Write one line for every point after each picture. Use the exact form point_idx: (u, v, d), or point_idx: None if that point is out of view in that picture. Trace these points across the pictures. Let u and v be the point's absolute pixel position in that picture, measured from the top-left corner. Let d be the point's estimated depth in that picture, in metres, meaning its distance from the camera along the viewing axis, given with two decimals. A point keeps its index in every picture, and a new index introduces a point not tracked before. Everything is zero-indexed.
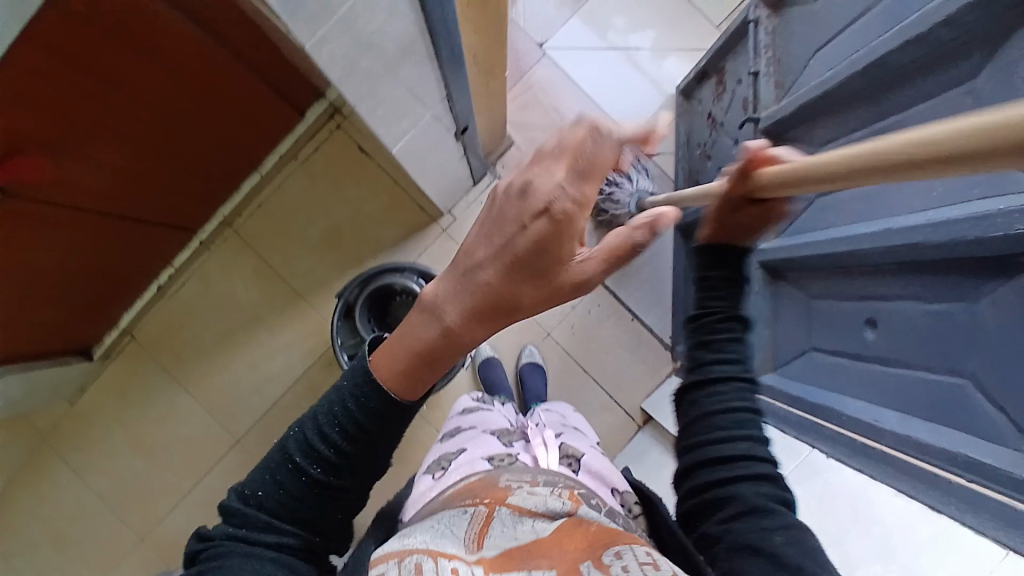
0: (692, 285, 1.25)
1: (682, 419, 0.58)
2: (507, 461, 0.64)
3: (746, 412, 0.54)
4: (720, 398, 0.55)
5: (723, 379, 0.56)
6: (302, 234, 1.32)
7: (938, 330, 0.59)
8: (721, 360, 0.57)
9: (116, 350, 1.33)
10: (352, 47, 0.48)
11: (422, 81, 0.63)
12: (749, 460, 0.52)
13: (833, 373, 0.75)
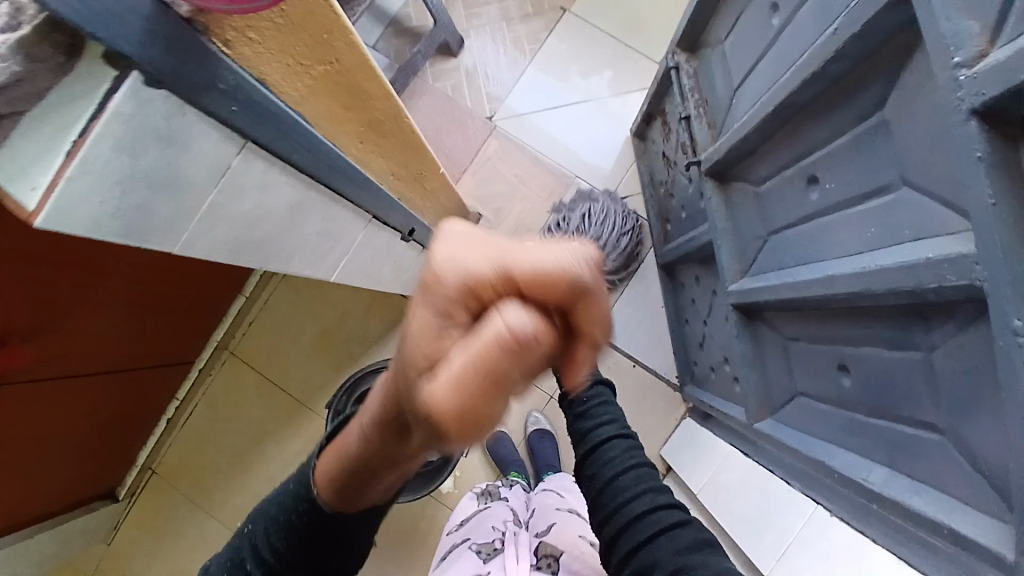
0: (685, 323, 1.21)
1: (592, 479, 0.62)
2: None
3: (642, 472, 0.60)
4: (615, 471, 0.61)
5: (614, 455, 0.62)
6: (295, 345, 1.35)
7: (903, 377, 0.54)
8: (608, 440, 0.64)
9: (140, 487, 1.36)
10: (227, 228, 0.50)
11: (331, 217, 0.65)
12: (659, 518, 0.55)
13: (820, 418, 0.71)
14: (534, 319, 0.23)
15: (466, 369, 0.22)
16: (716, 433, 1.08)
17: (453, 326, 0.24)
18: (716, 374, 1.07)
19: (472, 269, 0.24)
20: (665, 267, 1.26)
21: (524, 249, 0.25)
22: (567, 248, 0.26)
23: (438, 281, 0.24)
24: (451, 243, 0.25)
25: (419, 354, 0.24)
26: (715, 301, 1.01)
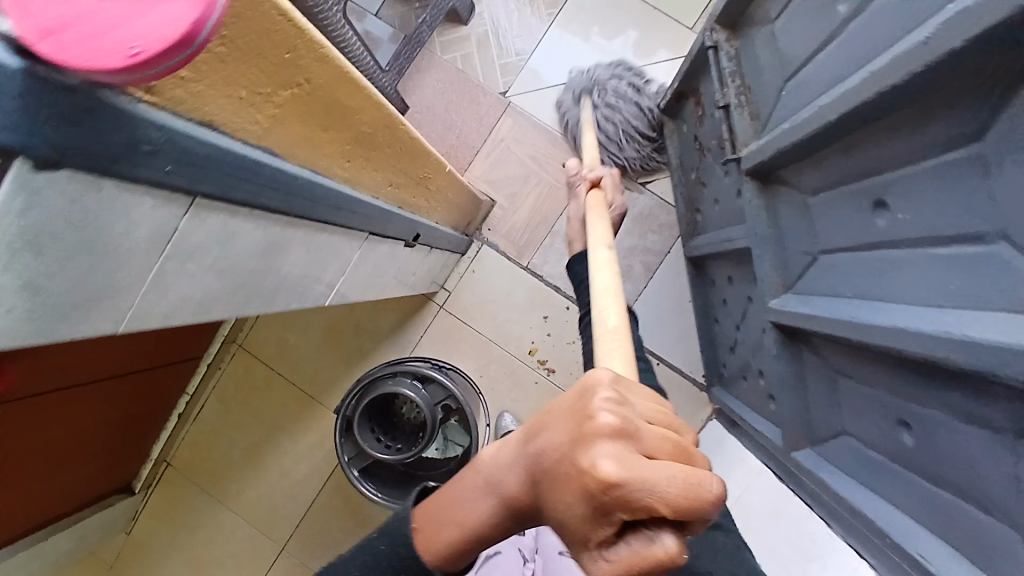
0: (715, 321, 1.12)
1: None
2: None
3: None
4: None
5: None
6: (302, 338, 1.30)
7: (984, 459, 0.47)
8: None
9: (156, 479, 1.36)
10: (193, 289, 0.43)
11: (316, 246, 0.57)
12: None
13: (876, 470, 0.64)
14: (681, 549, 0.28)
15: (623, 574, 0.28)
16: (743, 444, 1.01)
17: (613, 536, 0.28)
18: (748, 384, 0.99)
19: (632, 500, 0.27)
20: (694, 260, 1.16)
21: (674, 485, 0.27)
22: (707, 480, 0.29)
23: (596, 493, 0.27)
24: (612, 472, 0.27)
25: (575, 533, 0.29)
26: (751, 308, 0.92)
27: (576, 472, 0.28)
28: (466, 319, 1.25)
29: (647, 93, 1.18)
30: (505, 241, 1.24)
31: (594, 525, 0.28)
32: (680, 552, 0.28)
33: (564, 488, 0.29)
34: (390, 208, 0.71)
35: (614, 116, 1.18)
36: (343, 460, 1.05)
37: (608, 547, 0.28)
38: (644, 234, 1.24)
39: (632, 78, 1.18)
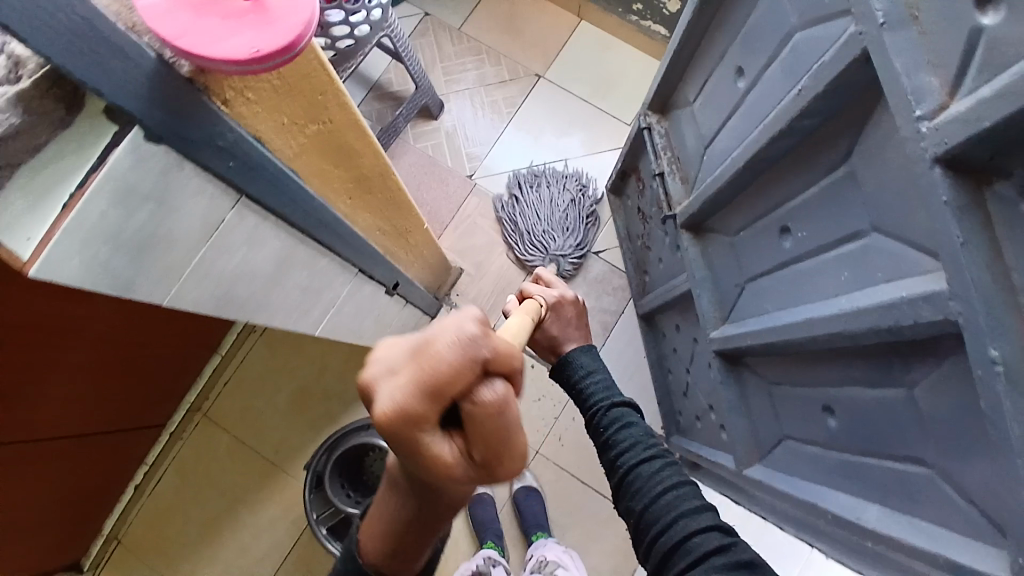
0: (668, 371, 1.20)
1: (670, 546, 0.64)
2: None
3: (671, 497, 0.67)
4: (648, 498, 0.68)
5: (646, 479, 0.69)
6: (271, 404, 1.31)
7: (887, 416, 0.55)
8: (635, 469, 0.71)
9: (104, 559, 1.28)
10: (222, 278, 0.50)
11: (314, 267, 0.65)
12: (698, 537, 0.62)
13: (812, 462, 0.70)
14: (499, 389, 0.32)
15: (492, 447, 0.32)
16: (705, 482, 1.05)
17: (439, 445, 0.32)
18: (701, 424, 1.05)
19: (422, 406, 0.31)
20: (645, 317, 1.27)
21: (443, 359, 0.31)
22: (459, 328, 0.32)
23: (402, 421, 0.31)
24: (403, 404, 0.31)
25: (440, 470, 0.32)
26: (696, 349, 1.01)
27: (397, 419, 0.31)
28: None
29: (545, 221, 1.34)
30: (472, 305, 1.33)
31: (430, 448, 0.32)
32: (506, 390, 0.32)
33: (405, 448, 0.32)
34: (380, 248, 0.80)
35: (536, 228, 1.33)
36: (311, 518, 1.03)
37: (470, 445, 0.33)
38: (599, 296, 1.34)
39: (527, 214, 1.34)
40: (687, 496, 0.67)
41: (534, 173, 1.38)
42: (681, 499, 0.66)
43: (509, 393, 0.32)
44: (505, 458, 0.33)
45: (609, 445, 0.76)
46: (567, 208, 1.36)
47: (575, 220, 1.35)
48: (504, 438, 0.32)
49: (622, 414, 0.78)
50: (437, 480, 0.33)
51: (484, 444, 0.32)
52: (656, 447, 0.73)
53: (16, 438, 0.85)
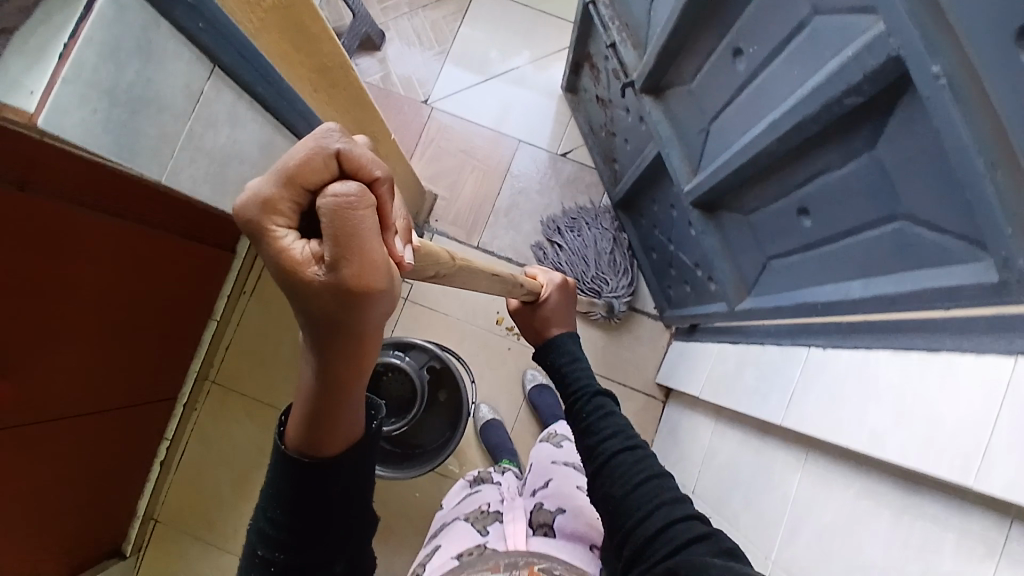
0: (652, 251, 1.24)
1: (647, 530, 0.59)
2: (474, 552, 0.74)
3: (653, 484, 0.63)
4: (629, 482, 0.64)
5: (628, 465, 0.66)
6: (276, 356, 1.35)
7: (853, 188, 0.62)
8: (616, 455, 0.68)
9: (145, 540, 1.29)
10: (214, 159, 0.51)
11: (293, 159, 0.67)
12: (678, 525, 0.57)
13: (794, 271, 0.76)
14: (353, 186, 0.31)
15: (341, 246, 0.31)
16: (704, 340, 1.11)
17: (291, 239, 0.32)
18: (691, 287, 1.10)
19: (276, 192, 0.32)
20: (622, 205, 1.31)
21: (300, 150, 0.32)
22: (325, 133, 0.33)
23: (256, 206, 0.32)
24: (259, 187, 0.32)
25: (291, 268, 0.32)
26: (675, 214, 1.04)
27: (253, 203, 0.32)
28: (432, 304, 1.33)
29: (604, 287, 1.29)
30: (453, 227, 1.34)
31: (281, 239, 0.32)
32: (359, 188, 0.31)
33: (260, 242, 0.33)
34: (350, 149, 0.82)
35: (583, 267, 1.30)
36: None
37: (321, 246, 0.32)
38: (574, 196, 1.36)
39: (574, 258, 1.30)
40: (670, 486, 0.63)
41: (571, 215, 1.32)
42: (663, 487, 0.62)
43: (364, 192, 0.31)
44: (359, 276, 0.32)
45: (587, 434, 0.72)
46: (609, 237, 1.32)
47: (621, 258, 1.31)
48: (354, 242, 0.31)
49: (605, 406, 0.75)
50: (294, 287, 0.33)
51: (333, 244, 0.31)
52: (638, 440, 0.70)
53: (33, 414, 0.85)
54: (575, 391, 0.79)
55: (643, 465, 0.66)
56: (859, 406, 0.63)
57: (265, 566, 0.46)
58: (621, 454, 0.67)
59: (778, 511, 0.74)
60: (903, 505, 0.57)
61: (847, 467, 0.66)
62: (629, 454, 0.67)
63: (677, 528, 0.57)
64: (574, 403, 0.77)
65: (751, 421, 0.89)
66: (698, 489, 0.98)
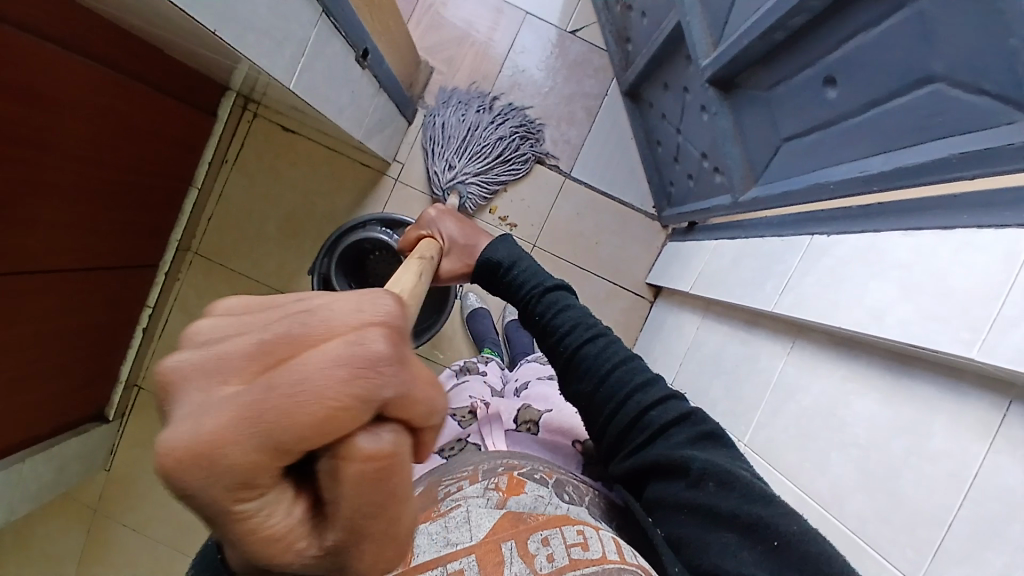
0: (658, 143, 1.18)
1: (626, 423, 0.62)
2: (455, 448, 0.71)
3: (620, 379, 0.64)
4: (599, 376, 0.64)
5: (594, 359, 0.65)
6: (261, 233, 1.29)
7: (891, 48, 0.57)
8: (583, 353, 0.66)
9: (129, 406, 1.31)
10: None
11: None
12: (654, 412, 0.62)
13: (810, 151, 0.71)
14: (389, 435, 0.21)
15: (351, 521, 0.22)
16: (700, 237, 1.07)
17: (276, 513, 0.20)
18: (695, 181, 1.05)
19: (253, 461, 0.19)
20: (630, 92, 1.22)
21: (316, 390, 0.19)
22: (376, 301, 0.22)
23: (204, 480, 0.19)
24: (228, 452, 0.18)
25: (271, 550, 0.21)
26: (688, 98, 0.97)
27: (198, 468, 0.19)
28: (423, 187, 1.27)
29: (464, 158, 1.21)
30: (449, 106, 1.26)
31: (251, 517, 0.20)
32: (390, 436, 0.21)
33: (213, 518, 0.20)
34: None
35: (447, 147, 1.22)
36: None
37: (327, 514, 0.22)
38: (580, 80, 1.27)
39: (440, 136, 1.22)
40: (639, 369, 0.65)
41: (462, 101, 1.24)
42: (634, 372, 0.64)
43: (402, 444, 0.21)
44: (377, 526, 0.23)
45: (545, 330, 0.70)
46: (470, 121, 1.22)
47: (490, 146, 1.21)
48: (373, 511, 0.22)
49: (555, 294, 0.72)
50: (266, 557, 0.22)
51: (347, 518, 0.22)
52: (598, 324, 0.68)
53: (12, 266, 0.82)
54: (523, 291, 0.74)
55: (609, 353, 0.66)
56: (859, 287, 0.61)
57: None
58: (587, 347, 0.67)
59: (758, 398, 0.74)
60: (891, 386, 0.56)
61: (836, 354, 0.65)
62: (592, 341, 0.67)
63: (657, 417, 0.61)
64: (523, 298, 0.73)
65: (740, 313, 0.87)
66: (677, 379, 0.99)
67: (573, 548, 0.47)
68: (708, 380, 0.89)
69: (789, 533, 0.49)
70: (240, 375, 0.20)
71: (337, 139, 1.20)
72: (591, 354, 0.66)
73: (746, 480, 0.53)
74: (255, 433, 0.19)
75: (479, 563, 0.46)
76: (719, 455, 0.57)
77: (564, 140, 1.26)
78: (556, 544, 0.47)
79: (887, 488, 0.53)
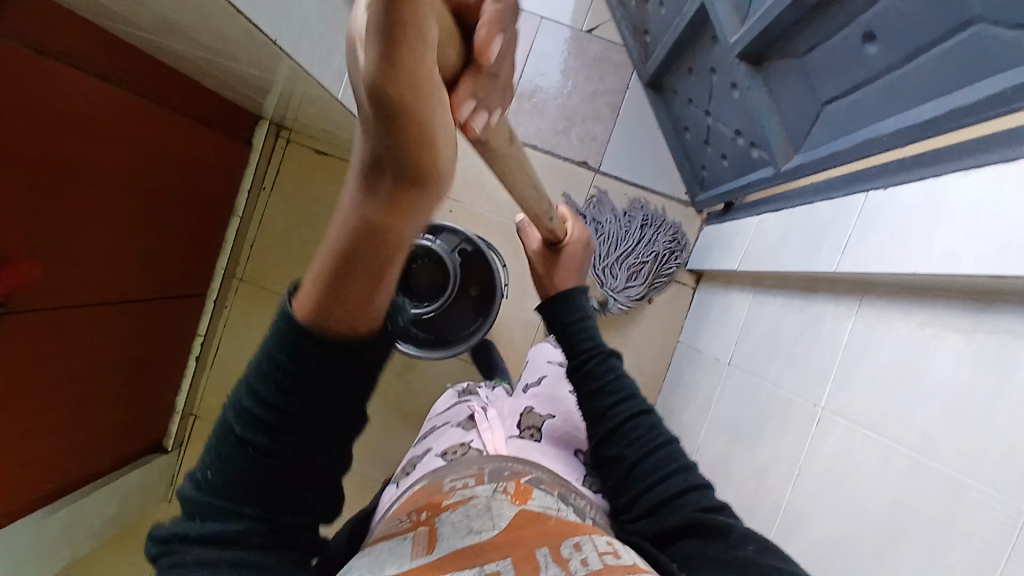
0: (685, 129, 1.19)
1: (669, 492, 0.59)
2: (460, 451, 0.64)
3: (668, 451, 0.62)
4: (650, 445, 0.63)
5: (646, 429, 0.64)
6: (303, 254, 1.32)
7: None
8: (632, 418, 0.65)
9: (187, 436, 1.34)
10: None
11: None
12: (698, 492, 0.59)
13: (853, 109, 0.72)
14: None
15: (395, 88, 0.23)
16: (739, 216, 1.08)
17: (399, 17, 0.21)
18: (729, 161, 1.06)
19: None
20: (652, 84, 1.24)
21: None
22: None
23: None
24: None
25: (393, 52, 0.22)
26: (716, 79, 0.98)
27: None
28: (457, 196, 1.29)
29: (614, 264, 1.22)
30: None
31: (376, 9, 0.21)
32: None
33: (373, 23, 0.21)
34: None
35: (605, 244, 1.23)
36: None
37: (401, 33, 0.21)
38: (601, 76, 1.29)
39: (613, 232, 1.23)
40: (685, 455, 0.63)
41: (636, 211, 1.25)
42: (680, 454, 0.63)
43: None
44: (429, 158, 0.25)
45: (595, 388, 0.68)
46: (639, 239, 1.23)
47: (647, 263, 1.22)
48: (431, 60, 0.23)
49: (613, 359, 0.70)
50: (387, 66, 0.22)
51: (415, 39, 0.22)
52: (649, 404, 0.67)
53: (69, 299, 0.85)
54: (577, 350, 0.71)
55: (658, 429, 0.64)
56: (924, 234, 0.61)
57: (243, 449, 0.38)
58: (639, 418, 0.65)
59: (830, 360, 0.74)
60: (974, 324, 0.56)
61: (911, 303, 0.64)
62: (645, 416, 0.65)
63: (698, 496, 0.59)
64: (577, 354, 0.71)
65: (797, 281, 0.87)
66: (735, 358, 0.98)
67: (606, 555, 0.44)
68: (770, 353, 0.88)
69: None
70: None
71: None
72: (642, 425, 0.64)
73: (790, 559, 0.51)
74: None
75: (514, 565, 0.40)
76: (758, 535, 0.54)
77: (590, 137, 1.28)
78: (585, 548, 0.43)
79: (985, 427, 0.52)
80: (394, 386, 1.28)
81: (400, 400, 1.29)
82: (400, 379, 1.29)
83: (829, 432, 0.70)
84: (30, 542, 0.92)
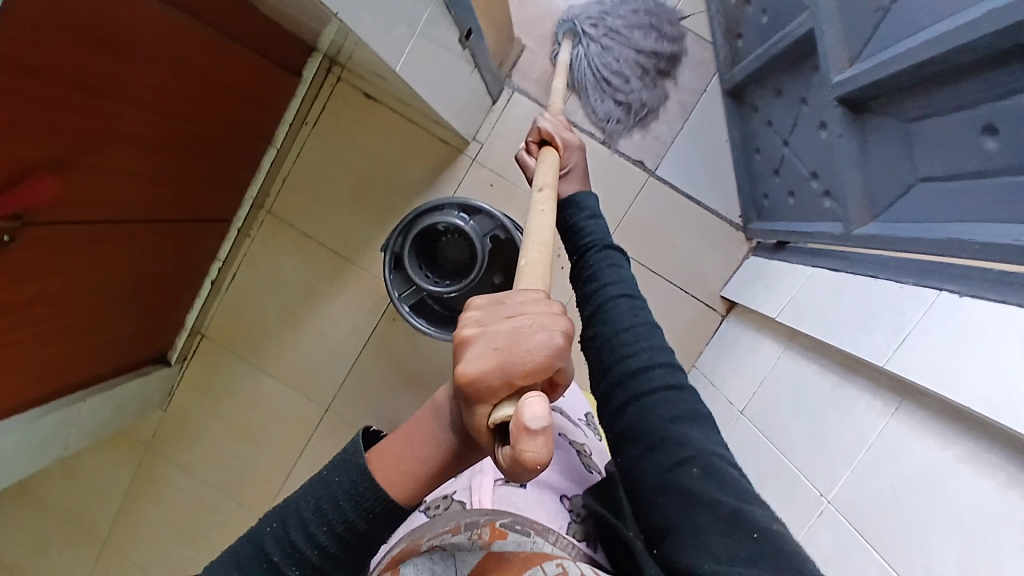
0: (756, 151, 1.10)
1: (626, 374, 0.56)
2: (441, 507, 0.62)
3: (639, 330, 0.59)
4: (619, 325, 0.59)
5: (621, 311, 0.61)
6: (333, 198, 1.28)
7: None
8: (611, 300, 0.63)
9: (191, 352, 1.35)
10: None
11: None
12: (657, 374, 0.55)
13: (949, 198, 0.65)
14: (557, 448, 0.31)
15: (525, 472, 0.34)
16: (791, 260, 1.01)
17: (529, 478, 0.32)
18: (796, 199, 0.98)
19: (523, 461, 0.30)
20: (732, 92, 1.15)
21: (533, 437, 0.30)
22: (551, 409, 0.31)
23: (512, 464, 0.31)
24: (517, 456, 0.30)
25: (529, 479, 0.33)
26: (805, 111, 0.89)
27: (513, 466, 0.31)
28: (500, 170, 1.23)
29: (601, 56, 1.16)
30: (536, 86, 1.20)
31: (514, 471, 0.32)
32: (532, 426, 0.30)
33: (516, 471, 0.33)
34: None
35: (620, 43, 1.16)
36: (394, 295, 1.06)
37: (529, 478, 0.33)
38: (678, 72, 1.19)
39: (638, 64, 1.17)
40: (659, 335, 0.59)
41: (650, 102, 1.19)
42: (655, 335, 0.59)
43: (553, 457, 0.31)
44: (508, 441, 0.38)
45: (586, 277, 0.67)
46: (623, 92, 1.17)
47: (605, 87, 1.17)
48: None
49: (608, 252, 0.69)
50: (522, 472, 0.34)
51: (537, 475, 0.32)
52: (636, 288, 0.64)
53: (91, 215, 0.83)
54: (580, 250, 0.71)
55: (637, 309, 0.61)
56: (990, 362, 0.55)
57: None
58: (617, 301, 0.62)
59: (852, 453, 0.69)
60: (1013, 478, 0.51)
61: (951, 429, 0.59)
62: (624, 296, 0.63)
63: (658, 380, 0.55)
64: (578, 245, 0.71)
65: (834, 353, 0.81)
66: (749, 409, 0.95)
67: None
68: (788, 419, 0.84)
69: (773, 534, 0.45)
70: (518, 439, 0.30)
71: (418, 115, 1.17)
72: (616, 307, 0.62)
73: (731, 481, 0.48)
74: (522, 451, 0.30)
75: None
76: (712, 446, 0.51)
77: (653, 135, 1.20)
78: None
79: None
80: (399, 348, 1.29)
81: (404, 362, 1.29)
82: (407, 343, 1.28)
83: (831, 531, 0.67)
84: (12, 439, 0.94)
